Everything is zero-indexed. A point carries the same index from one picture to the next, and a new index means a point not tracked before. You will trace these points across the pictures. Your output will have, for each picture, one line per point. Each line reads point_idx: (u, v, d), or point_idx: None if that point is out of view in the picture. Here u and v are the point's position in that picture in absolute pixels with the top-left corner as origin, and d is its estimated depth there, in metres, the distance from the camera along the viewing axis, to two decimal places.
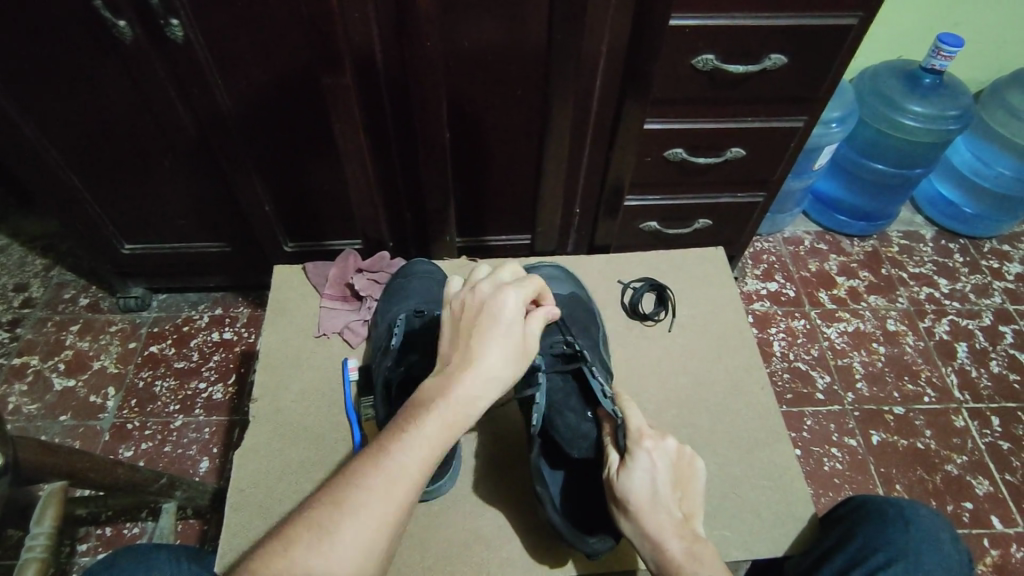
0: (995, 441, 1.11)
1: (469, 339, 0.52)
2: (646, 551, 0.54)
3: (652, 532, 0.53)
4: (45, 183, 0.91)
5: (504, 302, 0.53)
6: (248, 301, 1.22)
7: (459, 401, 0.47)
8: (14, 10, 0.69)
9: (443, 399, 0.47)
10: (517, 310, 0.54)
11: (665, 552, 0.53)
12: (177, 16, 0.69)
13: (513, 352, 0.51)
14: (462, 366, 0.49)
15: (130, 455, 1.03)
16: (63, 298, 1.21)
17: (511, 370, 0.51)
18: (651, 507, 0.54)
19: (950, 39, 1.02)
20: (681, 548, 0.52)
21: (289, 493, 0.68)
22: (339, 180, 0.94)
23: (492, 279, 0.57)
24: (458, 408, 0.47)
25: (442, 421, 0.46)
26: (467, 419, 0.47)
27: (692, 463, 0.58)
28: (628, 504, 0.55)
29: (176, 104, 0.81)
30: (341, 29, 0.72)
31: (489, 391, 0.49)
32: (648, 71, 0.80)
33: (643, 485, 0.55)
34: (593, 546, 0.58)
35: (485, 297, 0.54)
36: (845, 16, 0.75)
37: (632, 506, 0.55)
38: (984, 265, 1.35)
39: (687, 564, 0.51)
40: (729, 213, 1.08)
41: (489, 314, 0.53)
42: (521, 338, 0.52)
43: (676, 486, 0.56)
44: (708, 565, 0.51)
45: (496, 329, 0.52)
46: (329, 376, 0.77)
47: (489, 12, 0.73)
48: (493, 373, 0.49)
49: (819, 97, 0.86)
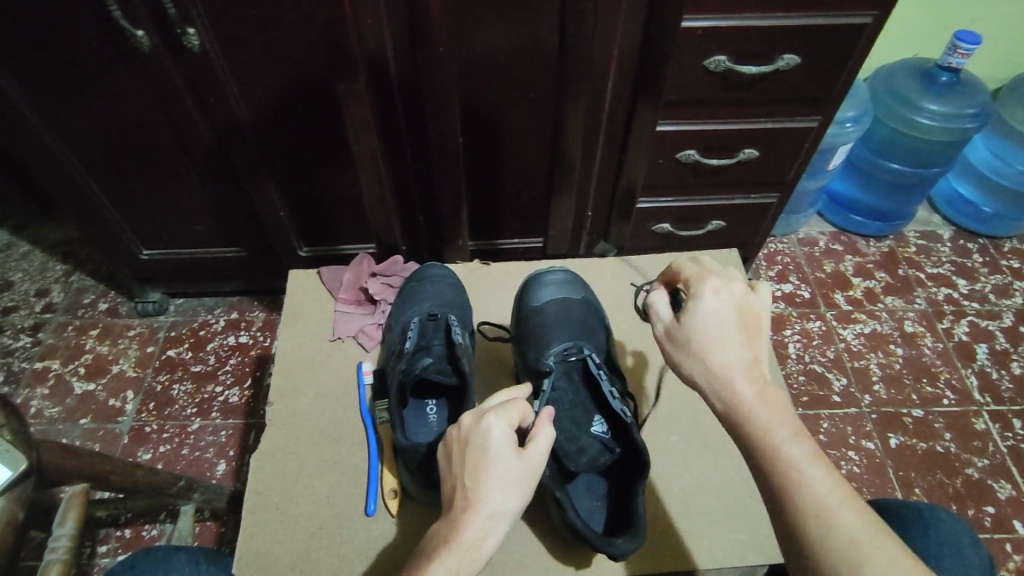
0: (1017, 445, 1.09)
1: (463, 478, 0.51)
2: (715, 396, 0.50)
3: (720, 372, 0.50)
4: (66, 192, 0.93)
5: (488, 432, 0.52)
6: (263, 305, 1.23)
7: (458, 553, 0.47)
8: (17, 8, 0.69)
9: (446, 547, 0.47)
10: (504, 435, 0.52)
11: (735, 393, 0.49)
12: (193, 25, 0.71)
13: (514, 482, 0.51)
14: (464, 510, 0.49)
15: (148, 458, 1.04)
16: (83, 303, 1.24)
17: (518, 502, 0.50)
18: (718, 345, 0.51)
19: (967, 37, 1.01)
20: (753, 390, 0.49)
21: (306, 496, 0.68)
22: (352, 185, 0.95)
23: (478, 409, 0.56)
24: (462, 554, 0.47)
25: (447, 569, 0.46)
26: (474, 568, 0.47)
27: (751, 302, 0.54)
28: (696, 344, 0.52)
29: (192, 112, 0.82)
30: (354, 34, 0.73)
31: (488, 533, 0.48)
32: (661, 73, 0.80)
33: (711, 316, 0.53)
34: (619, 547, 0.57)
35: (467, 428, 0.54)
36: (860, 15, 0.75)
37: (698, 345, 0.52)
38: (1004, 265, 1.33)
39: (757, 407, 0.48)
40: (742, 215, 1.07)
41: (475, 446, 0.52)
42: (516, 464, 0.51)
43: (742, 328, 0.52)
44: (793, 427, 0.47)
45: (486, 462, 0.51)
46: (343, 379, 0.78)
47: (500, 15, 0.74)
48: (497, 511, 0.49)
49: (834, 97, 0.86)
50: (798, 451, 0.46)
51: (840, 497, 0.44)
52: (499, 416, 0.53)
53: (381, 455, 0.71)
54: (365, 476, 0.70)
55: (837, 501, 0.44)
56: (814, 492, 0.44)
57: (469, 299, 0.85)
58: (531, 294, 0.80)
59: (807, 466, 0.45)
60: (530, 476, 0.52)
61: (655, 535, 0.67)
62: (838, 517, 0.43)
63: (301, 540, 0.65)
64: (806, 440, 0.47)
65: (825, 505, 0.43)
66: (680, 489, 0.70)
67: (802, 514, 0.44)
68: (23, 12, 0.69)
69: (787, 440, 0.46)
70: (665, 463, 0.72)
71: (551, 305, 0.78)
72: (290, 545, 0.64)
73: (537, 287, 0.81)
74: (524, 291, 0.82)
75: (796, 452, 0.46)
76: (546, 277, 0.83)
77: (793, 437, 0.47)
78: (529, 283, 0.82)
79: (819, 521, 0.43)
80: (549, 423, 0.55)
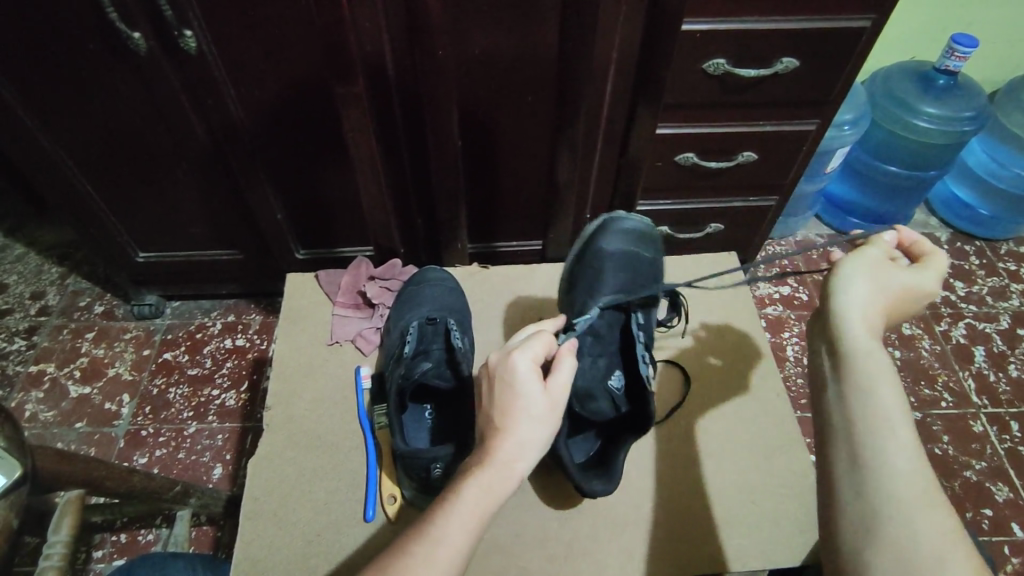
0: (1014, 447, 1.09)
1: (495, 409, 0.50)
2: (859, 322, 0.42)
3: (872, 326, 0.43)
4: (61, 194, 0.92)
5: (516, 365, 0.51)
6: (260, 308, 1.22)
7: (492, 475, 0.47)
8: (10, 8, 0.68)
9: (479, 467, 0.47)
10: (532, 366, 0.52)
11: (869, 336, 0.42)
12: (191, 28, 0.70)
13: (542, 413, 0.50)
14: (494, 436, 0.49)
15: (144, 462, 1.03)
16: (79, 305, 1.23)
17: (547, 432, 0.50)
18: (885, 311, 0.45)
19: (964, 40, 1.01)
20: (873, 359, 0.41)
21: (304, 503, 0.67)
22: (350, 189, 0.95)
23: (504, 347, 0.55)
24: (495, 475, 0.47)
25: (481, 487, 0.46)
26: (507, 488, 0.47)
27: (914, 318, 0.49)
28: (884, 292, 0.45)
29: (189, 114, 0.81)
30: (352, 38, 0.73)
31: (521, 458, 0.48)
32: (659, 77, 0.80)
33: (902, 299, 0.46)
34: (591, 487, 0.60)
35: (495, 365, 0.53)
36: (858, 19, 0.75)
37: (885, 297, 0.45)
38: (1001, 267, 1.33)
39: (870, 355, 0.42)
40: (742, 218, 1.07)
41: (501, 380, 0.51)
42: (544, 393, 0.51)
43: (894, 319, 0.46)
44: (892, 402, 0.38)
45: (516, 393, 0.50)
46: (341, 383, 0.77)
47: (499, 18, 0.73)
48: (528, 436, 0.49)
49: (833, 100, 0.86)
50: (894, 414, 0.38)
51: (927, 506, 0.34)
52: (530, 350, 0.53)
53: (379, 462, 0.70)
54: (363, 483, 0.69)
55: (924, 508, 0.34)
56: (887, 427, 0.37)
57: (467, 303, 0.85)
58: (602, 235, 0.81)
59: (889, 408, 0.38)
60: (556, 407, 0.51)
61: (658, 538, 0.66)
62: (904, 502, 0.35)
63: (299, 546, 0.64)
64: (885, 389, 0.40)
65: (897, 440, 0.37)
66: (683, 493, 0.70)
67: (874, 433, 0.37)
68: (19, 13, 0.69)
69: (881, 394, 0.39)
70: (667, 467, 0.72)
71: (619, 254, 0.79)
72: (288, 553, 0.64)
73: (609, 231, 0.81)
74: (597, 228, 0.82)
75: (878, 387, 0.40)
76: (622, 222, 0.82)
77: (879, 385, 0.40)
78: (607, 224, 0.82)
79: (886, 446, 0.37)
80: (570, 355, 0.55)
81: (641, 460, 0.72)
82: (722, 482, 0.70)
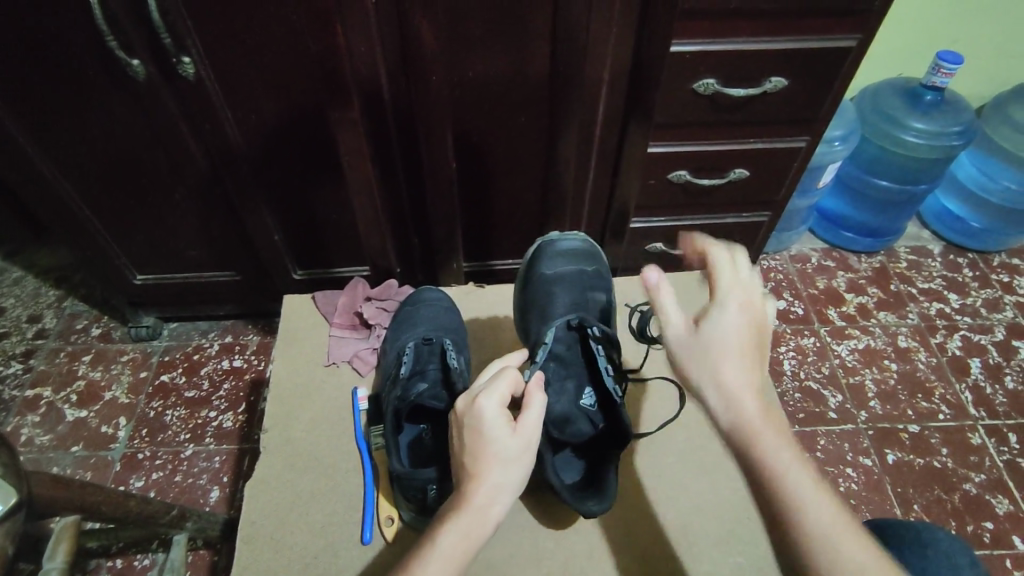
0: (1013, 459, 1.09)
1: (465, 455, 0.51)
2: (723, 416, 0.46)
3: (727, 394, 0.46)
4: (60, 218, 0.93)
5: (481, 410, 0.51)
6: (257, 328, 1.23)
7: (466, 522, 0.47)
8: (11, 37, 0.70)
9: (454, 514, 0.47)
10: (497, 409, 0.52)
11: (742, 415, 0.45)
12: (188, 54, 0.71)
13: (513, 454, 0.50)
14: (466, 482, 0.49)
15: (140, 486, 1.03)
16: (76, 328, 1.23)
17: (520, 472, 0.50)
18: (726, 364, 0.46)
19: (950, 57, 1.03)
20: (756, 413, 0.45)
21: (301, 526, 0.67)
22: (347, 210, 0.96)
23: (470, 391, 0.55)
24: (470, 522, 0.47)
25: (457, 534, 0.46)
26: (482, 531, 0.47)
27: (760, 307, 0.49)
28: (708, 359, 0.47)
29: (187, 138, 0.82)
30: (347, 62, 0.74)
31: (493, 499, 0.48)
32: (650, 97, 0.81)
33: (727, 333, 0.47)
34: (589, 507, 0.58)
35: (462, 412, 0.53)
36: (844, 38, 0.77)
37: (707, 366, 0.47)
38: (994, 279, 1.34)
39: (763, 433, 0.44)
40: (736, 234, 1.08)
41: (469, 427, 0.51)
42: (513, 433, 0.51)
43: (752, 343, 0.47)
44: (781, 433, 0.45)
45: (483, 440, 0.50)
46: (338, 405, 0.78)
47: (492, 42, 0.75)
48: (501, 476, 0.49)
49: (822, 118, 0.87)
50: (818, 499, 0.42)
51: (846, 530, 0.41)
52: (495, 392, 0.52)
53: (376, 483, 0.70)
54: (360, 505, 0.69)
55: (844, 535, 0.41)
56: (816, 519, 0.41)
57: (463, 321, 0.86)
58: (541, 260, 0.83)
59: (812, 494, 0.42)
60: (528, 445, 0.51)
61: (653, 560, 0.65)
62: (844, 551, 0.40)
63: (296, 571, 0.64)
64: (808, 464, 0.44)
65: (830, 534, 0.41)
66: (681, 511, 0.70)
67: (805, 538, 0.41)
68: (15, 22, 0.68)
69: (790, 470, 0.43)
70: (665, 485, 0.72)
71: (559, 277, 0.80)
72: None
73: (545, 257, 0.83)
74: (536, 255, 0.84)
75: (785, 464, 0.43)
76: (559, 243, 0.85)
77: (799, 461, 0.43)
78: (541, 252, 0.84)
79: (822, 547, 0.40)
80: (538, 389, 0.53)
81: (637, 479, 0.72)
82: (719, 497, 0.71)
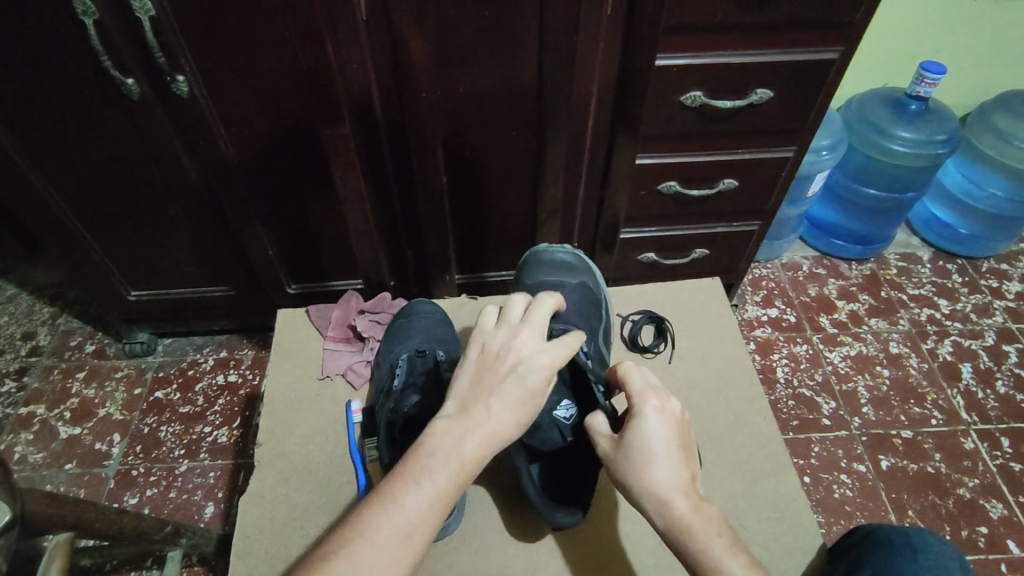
0: (1006, 463, 1.09)
1: (492, 391, 0.50)
2: (656, 517, 0.49)
3: (660, 492, 0.49)
4: (54, 235, 0.93)
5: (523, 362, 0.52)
6: (252, 343, 1.23)
7: (473, 456, 0.45)
8: (8, 57, 0.71)
9: (462, 444, 0.46)
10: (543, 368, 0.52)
11: (672, 510, 0.49)
12: (182, 72, 0.72)
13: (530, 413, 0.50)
14: (482, 417, 0.48)
15: (134, 503, 1.02)
16: (70, 345, 1.23)
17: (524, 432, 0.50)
18: (655, 462, 0.51)
19: (933, 67, 1.05)
20: (687, 508, 0.49)
21: (294, 540, 0.67)
22: (340, 224, 0.96)
23: (510, 332, 0.55)
24: (475, 460, 0.46)
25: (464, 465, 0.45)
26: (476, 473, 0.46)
27: (680, 411, 0.55)
28: (642, 459, 0.51)
29: (181, 154, 0.83)
30: (340, 78, 0.76)
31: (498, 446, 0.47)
32: (638, 110, 0.83)
33: (655, 435, 0.52)
34: (560, 518, 0.62)
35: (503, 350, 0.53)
36: (827, 51, 0.78)
37: (640, 465, 0.51)
38: (983, 284, 1.36)
39: (694, 524, 0.48)
40: (727, 243, 1.09)
41: (509, 370, 0.51)
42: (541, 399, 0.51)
43: (681, 445, 0.52)
44: (712, 526, 0.48)
45: (518, 388, 0.50)
46: (331, 418, 0.78)
47: (482, 58, 0.76)
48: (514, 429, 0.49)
49: (808, 128, 0.89)
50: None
51: None
52: (542, 352, 0.53)
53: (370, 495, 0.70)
54: None
55: None
56: None
57: (456, 332, 0.87)
58: (534, 271, 0.88)
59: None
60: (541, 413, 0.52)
61: (646, 569, 0.66)
62: None
63: None
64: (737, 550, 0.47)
65: None
66: None
67: None
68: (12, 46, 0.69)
69: (718, 555, 0.47)
70: None
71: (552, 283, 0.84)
72: None
73: (536, 267, 0.88)
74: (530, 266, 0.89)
75: (715, 552, 0.47)
76: (551, 255, 0.90)
77: (729, 548, 0.47)
78: (531, 263, 0.89)
79: None
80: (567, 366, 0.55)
81: None
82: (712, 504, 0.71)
